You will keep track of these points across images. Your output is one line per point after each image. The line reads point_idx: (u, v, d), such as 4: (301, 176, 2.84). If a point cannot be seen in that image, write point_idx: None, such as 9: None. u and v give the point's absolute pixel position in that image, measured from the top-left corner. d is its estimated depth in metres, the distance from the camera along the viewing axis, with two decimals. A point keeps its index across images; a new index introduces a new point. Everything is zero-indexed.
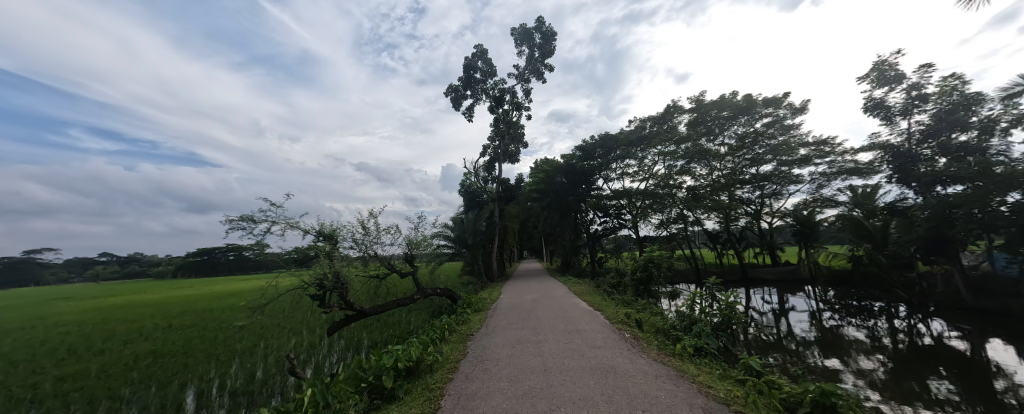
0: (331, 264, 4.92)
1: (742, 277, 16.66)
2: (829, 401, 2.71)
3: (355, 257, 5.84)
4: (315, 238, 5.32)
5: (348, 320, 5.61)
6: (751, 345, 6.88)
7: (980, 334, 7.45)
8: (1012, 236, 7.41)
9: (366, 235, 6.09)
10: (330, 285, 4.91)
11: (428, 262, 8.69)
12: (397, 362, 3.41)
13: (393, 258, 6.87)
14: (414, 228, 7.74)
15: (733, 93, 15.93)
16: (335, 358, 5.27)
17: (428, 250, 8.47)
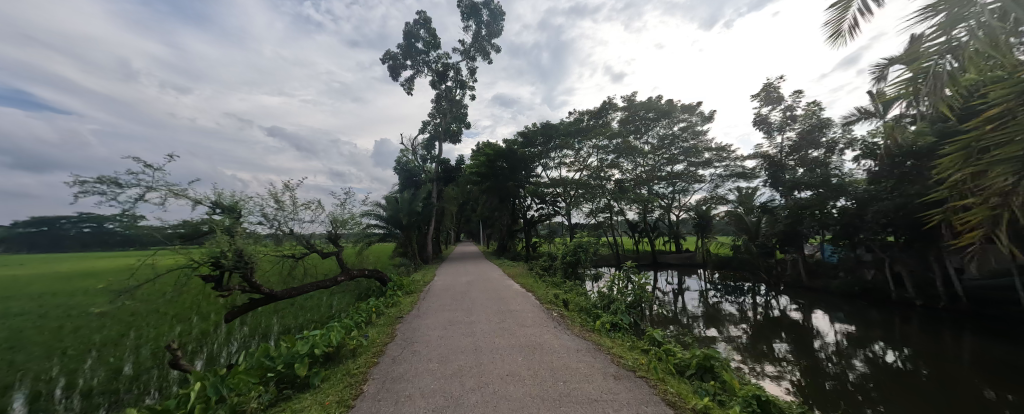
0: (233, 242, 4.34)
1: (652, 261, 18.98)
2: (709, 363, 3.41)
3: (265, 235, 5.26)
4: (210, 210, 4.67)
5: (254, 304, 5.07)
6: (654, 319, 7.99)
7: (809, 306, 9.69)
8: (837, 232, 9.66)
9: (279, 210, 5.50)
10: (230, 265, 4.33)
11: (355, 241, 8.21)
12: (314, 349, 3.22)
13: (313, 236, 6.35)
14: (339, 205, 7.23)
15: (658, 97, 17.57)
16: (236, 346, 4.75)
17: (355, 228, 8.01)
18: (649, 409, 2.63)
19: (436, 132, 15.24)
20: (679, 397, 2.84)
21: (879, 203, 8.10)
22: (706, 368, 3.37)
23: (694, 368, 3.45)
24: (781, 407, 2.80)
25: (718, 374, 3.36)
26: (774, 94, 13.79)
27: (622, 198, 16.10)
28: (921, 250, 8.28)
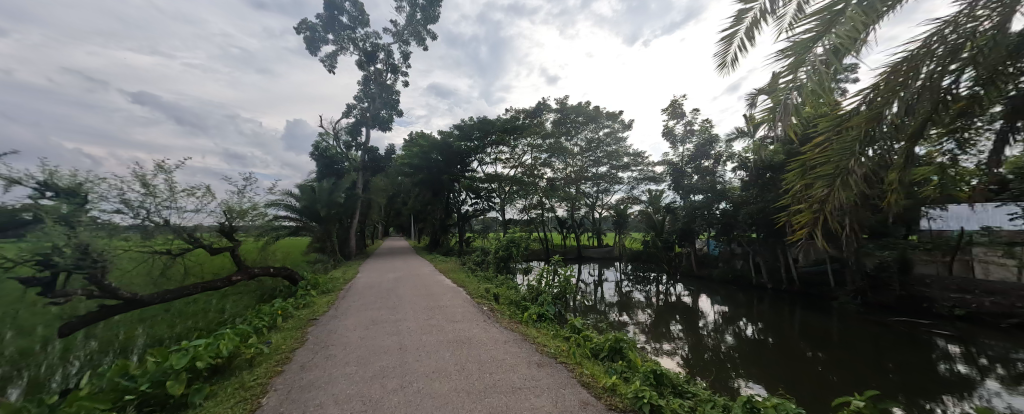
0: (71, 235, 3.40)
1: (577, 255, 20.37)
2: (619, 345, 3.82)
3: (128, 227, 4.32)
4: (35, 195, 3.65)
5: (108, 313, 3.99)
6: (576, 308, 8.65)
7: (699, 292, 11.44)
8: (720, 229, 11.54)
9: (148, 196, 4.58)
10: (68, 265, 3.38)
11: (256, 234, 7.25)
12: (197, 361, 2.76)
13: (198, 228, 5.44)
14: (236, 192, 6.30)
15: (586, 102, 18.80)
16: (76, 369, 3.83)
17: (257, 219, 7.05)
18: (566, 391, 2.86)
19: (363, 117, 14.15)
20: (592, 378, 3.14)
21: (750, 206, 9.89)
22: (615, 350, 3.78)
23: (607, 350, 3.84)
24: (672, 378, 3.30)
25: (624, 355, 3.79)
26: (679, 109, 15.81)
27: (552, 196, 16.91)
28: (777, 245, 10.35)
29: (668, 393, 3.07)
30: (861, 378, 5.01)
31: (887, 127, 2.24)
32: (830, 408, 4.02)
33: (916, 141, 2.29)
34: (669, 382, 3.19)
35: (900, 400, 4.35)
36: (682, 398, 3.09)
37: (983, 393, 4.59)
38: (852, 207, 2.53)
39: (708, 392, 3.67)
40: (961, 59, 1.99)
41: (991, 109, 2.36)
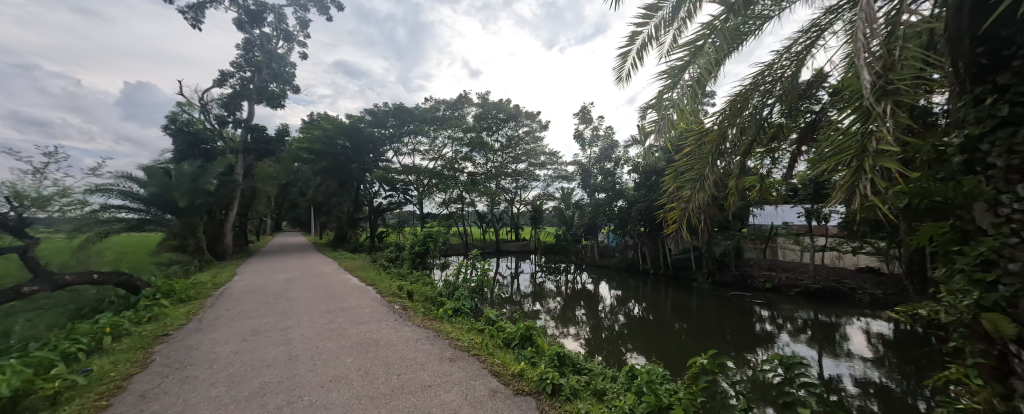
0: None
1: (494, 249, 20.79)
2: (529, 333, 4.02)
3: None
4: None
5: None
6: (494, 301, 8.86)
7: (599, 279, 12.80)
8: (618, 224, 13.06)
9: None
10: None
11: (64, 228, 5.45)
12: None
13: None
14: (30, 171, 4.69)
15: (506, 100, 19.19)
16: None
17: (64, 208, 5.36)
18: (477, 382, 2.92)
19: (241, 88, 11.86)
20: (502, 366, 3.26)
21: (641, 204, 11.42)
22: (525, 337, 3.97)
23: (518, 338, 4.01)
24: (573, 358, 3.63)
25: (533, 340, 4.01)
26: (588, 115, 17.29)
27: (471, 190, 16.88)
28: (660, 237, 12.18)
29: (569, 372, 3.36)
30: (712, 341, 6.26)
31: (723, 144, 2.86)
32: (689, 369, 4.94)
33: (745, 155, 2.97)
34: (570, 362, 3.50)
35: (734, 355, 5.59)
36: (581, 374, 3.43)
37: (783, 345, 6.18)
38: (708, 207, 3.12)
39: (603, 366, 4.14)
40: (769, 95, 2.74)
41: (787, 136, 3.20)
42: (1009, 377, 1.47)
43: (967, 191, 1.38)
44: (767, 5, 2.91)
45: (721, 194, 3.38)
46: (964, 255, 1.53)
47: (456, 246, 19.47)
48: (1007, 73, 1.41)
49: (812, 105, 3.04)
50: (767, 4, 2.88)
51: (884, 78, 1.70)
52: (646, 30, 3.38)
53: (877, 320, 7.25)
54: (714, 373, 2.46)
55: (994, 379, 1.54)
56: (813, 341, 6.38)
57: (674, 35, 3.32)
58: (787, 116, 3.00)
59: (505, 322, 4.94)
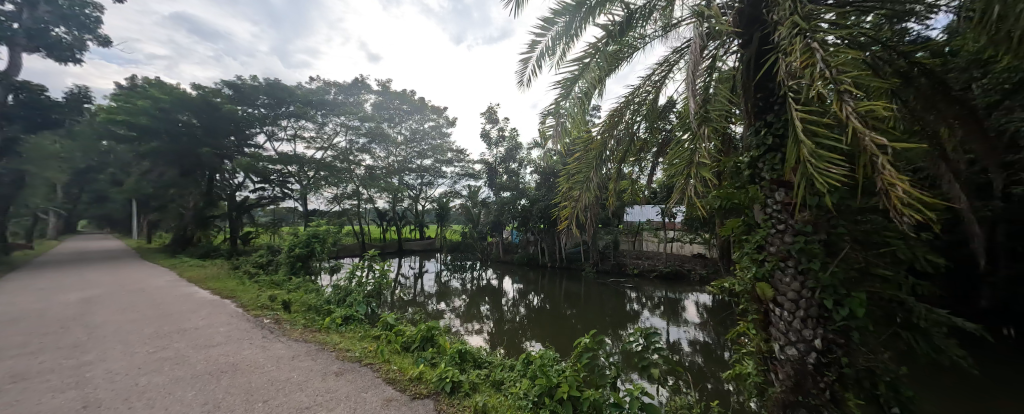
0: None
1: (396, 249, 19.57)
2: (431, 334, 3.92)
3: None
4: None
5: None
6: (394, 304, 8.36)
7: (503, 275, 13.29)
8: (521, 221, 13.77)
9: None
10: None
11: None
12: None
13: None
14: None
15: (410, 91, 18.26)
16: None
17: None
18: (367, 394, 2.70)
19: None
20: (399, 372, 3.09)
21: (541, 203, 12.33)
22: (427, 338, 3.85)
23: (419, 340, 3.87)
24: (474, 353, 3.67)
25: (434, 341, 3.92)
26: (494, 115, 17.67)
27: (371, 186, 15.58)
28: (557, 233, 13.30)
29: (469, 368, 3.37)
30: (594, 322, 7.17)
31: (604, 153, 3.48)
32: (574, 349, 5.54)
33: (619, 163, 3.60)
34: (471, 358, 3.52)
35: (611, 333, 6.52)
36: (480, 367, 3.49)
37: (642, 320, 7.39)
38: (591, 206, 3.54)
39: (502, 357, 4.28)
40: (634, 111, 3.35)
41: (649, 149, 3.91)
42: (768, 326, 2.12)
43: (750, 195, 2.01)
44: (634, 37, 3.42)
45: (602, 194, 3.93)
46: (750, 241, 2.15)
47: (352, 246, 17.73)
48: (771, 114, 2.14)
49: (665, 125, 3.75)
50: (634, 36, 3.41)
51: (704, 108, 2.39)
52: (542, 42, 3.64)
53: (703, 295, 9.49)
54: (594, 349, 2.86)
55: (761, 328, 2.19)
56: (665, 314, 7.90)
57: (564, 49, 3.64)
58: (649, 132, 3.74)
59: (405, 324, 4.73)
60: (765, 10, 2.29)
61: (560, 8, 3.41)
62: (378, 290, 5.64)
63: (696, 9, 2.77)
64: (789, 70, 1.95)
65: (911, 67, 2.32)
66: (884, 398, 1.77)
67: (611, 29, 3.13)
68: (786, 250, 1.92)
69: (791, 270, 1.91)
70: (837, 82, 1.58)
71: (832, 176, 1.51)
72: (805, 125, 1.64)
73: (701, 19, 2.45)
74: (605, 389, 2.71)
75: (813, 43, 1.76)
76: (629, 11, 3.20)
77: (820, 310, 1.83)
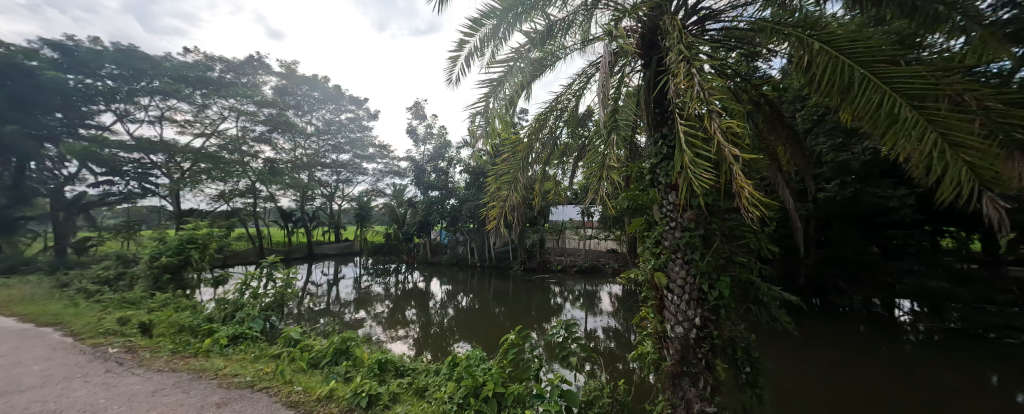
0: None
1: (308, 253, 17.50)
2: (345, 345, 3.57)
3: None
4: None
5: None
6: (301, 315, 7.46)
7: (430, 277, 12.84)
8: (449, 221, 13.49)
9: None
10: None
11: None
12: None
13: None
14: None
15: (325, 78, 16.61)
16: None
17: None
18: None
19: None
20: (304, 392, 2.74)
21: (471, 203, 12.43)
22: (340, 351, 3.49)
23: (331, 353, 3.50)
24: (395, 362, 3.44)
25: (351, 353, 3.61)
26: (421, 110, 17.02)
27: (272, 182, 13.51)
28: (486, 233, 13.35)
29: (391, 378, 3.16)
30: (518, 317, 7.42)
31: (531, 154, 3.59)
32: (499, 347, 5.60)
33: (545, 165, 3.72)
34: (392, 367, 3.30)
35: (536, 327, 6.79)
36: (402, 376, 3.28)
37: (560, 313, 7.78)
38: (518, 206, 3.63)
39: (425, 363, 4.09)
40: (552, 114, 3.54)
41: (571, 153, 4.16)
42: (662, 310, 3.00)
43: (648, 199, 2.92)
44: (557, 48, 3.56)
45: (529, 195, 4.06)
46: (650, 238, 3.03)
47: (247, 252, 15.13)
48: (665, 128, 2.95)
49: (584, 132, 4.04)
50: (557, 46, 3.55)
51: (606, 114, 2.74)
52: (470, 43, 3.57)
53: (615, 285, 10.55)
54: (520, 345, 2.93)
55: (657, 311, 3.06)
56: (584, 305, 8.55)
57: (494, 50, 3.65)
58: (571, 137, 3.99)
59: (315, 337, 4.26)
60: (659, 38, 3.05)
61: (487, 10, 3.37)
62: (282, 301, 4.95)
63: (608, 29, 3.00)
64: (676, 89, 2.55)
65: (759, 97, 3.33)
66: (739, 353, 2.81)
67: (533, 36, 3.27)
68: (676, 245, 2.79)
69: (680, 261, 2.81)
70: (709, 104, 2.18)
71: (704, 178, 2.21)
72: (687, 138, 2.34)
73: (610, 37, 2.88)
74: (530, 381, 2.82)
75: (693, 69, 2.35)
76: (550, 22, 3.32)
77: (698, 293, 2.77)
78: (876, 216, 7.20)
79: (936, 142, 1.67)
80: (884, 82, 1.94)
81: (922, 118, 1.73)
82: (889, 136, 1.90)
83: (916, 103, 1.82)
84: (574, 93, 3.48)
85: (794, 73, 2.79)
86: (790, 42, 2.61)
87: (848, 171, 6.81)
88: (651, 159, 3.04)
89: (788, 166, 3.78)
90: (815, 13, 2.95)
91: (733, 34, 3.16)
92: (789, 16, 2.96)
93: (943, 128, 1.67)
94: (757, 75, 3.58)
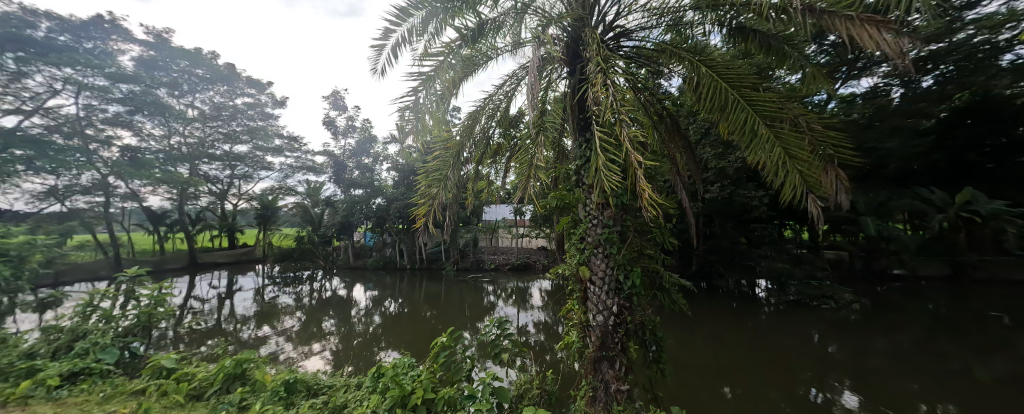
0: None
1: (191, 263, 14.62)
2: (239, 369, 3.05)
3: None
4: None
5: None
6: (181, 339, 6.21)
7: (352, 283, 11.79)
8: (375, 222, 12.61)
9: None
10: None
11: None
12: None
13: None
14: None
15: (214, 55, 14.09)
16: None
17: None
18: None
19: None
20: None
21: (399, 202, 11.90)
22: (233, 377, 2.98)
23: (220, 380, 2.98)
24: (307, 381, 3.08)
25: (250, 376, 3.12)
26: (340, 101, 15.53)
27: (133, 176, 10.29)
28: (415, 233, 12.81)
29: (300, 400, 2.81)
30: (450, 319, 7.29)
31: (463, 153, 3.55)
32: (429, 352, 5.41)
33: (477, 164, 3.70)
34: (303, 387, 2.95)
35: (468, 327, 6.75)
36: (315, 396, 2.94)
37: (494, 312, 7.77)
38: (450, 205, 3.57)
39: (344, 377, 3.74)
40: (481, 114, 3.54)
41: (503, 153, 4.21)
42: (585, 300, 3.25)
43: (573, 197, 3.17)
44: (488, 48, 3.58)
45: (461, 194, 4.02)
46: (575, 233, 3.28)
47: (94, 265, 11.51)
48: (587, 132, 3.23)
49: (516, 133, 4.12)
50: (487, 46, 3.56)
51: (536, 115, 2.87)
52: (397, 32, 3.39)
53: (544, 281, 11.05)
54: (451, 347, 2.88)
55: (581, 302, 3.31)
56: (515, 302, 8.74)
57: (425, 44, 3.52)
58: (503, 137, 4.04)
59: (202, 362, 3.57)
60: (581, 48, 3.30)
61: (416, 1, 3.24)
62: (151, 323, 4.03)
63: (536, 33, 3.12)
64: (595, 97, 2.81)
65: (662, 109, 3.85)
66: (647, 332, 3.19)
67: (464, 33, 3.23)
68: (597, 240, 3.07)
69: (600, 254, 3.09)
70: (620, 114, 2.45)
71: (615, 180, 2.51)
72: (603, 142, 2.62)
73: (539, 42, 3.02)
74: (460, 383, 2.79)
75: (608, 80, 2.61)
76: (481, 21, 3.32)
77: (615, 283, 3.07)
78: (742, 213, 9.02)
79: (779, 154, 2.44)
80: (751, 106, 2.61)
81: (772, 135, 2.48)
82: (752, 147, 2.65)
83: (769, 121, 2.55)
84: (506, 93, 3.56)
85: (688, 89, 3.29)
86: (686, 65, 3.10)
87: (725, 176, 8.34)
88: (575, 161, 3.27)
89: (684, 170, 4.41)
90: (703, 42, 3.51)
91: (642, 52, 3.57)
92: (684, 42, 3.46)
93: (784, 145, 2.45)
94: (662, 90, 4.10)
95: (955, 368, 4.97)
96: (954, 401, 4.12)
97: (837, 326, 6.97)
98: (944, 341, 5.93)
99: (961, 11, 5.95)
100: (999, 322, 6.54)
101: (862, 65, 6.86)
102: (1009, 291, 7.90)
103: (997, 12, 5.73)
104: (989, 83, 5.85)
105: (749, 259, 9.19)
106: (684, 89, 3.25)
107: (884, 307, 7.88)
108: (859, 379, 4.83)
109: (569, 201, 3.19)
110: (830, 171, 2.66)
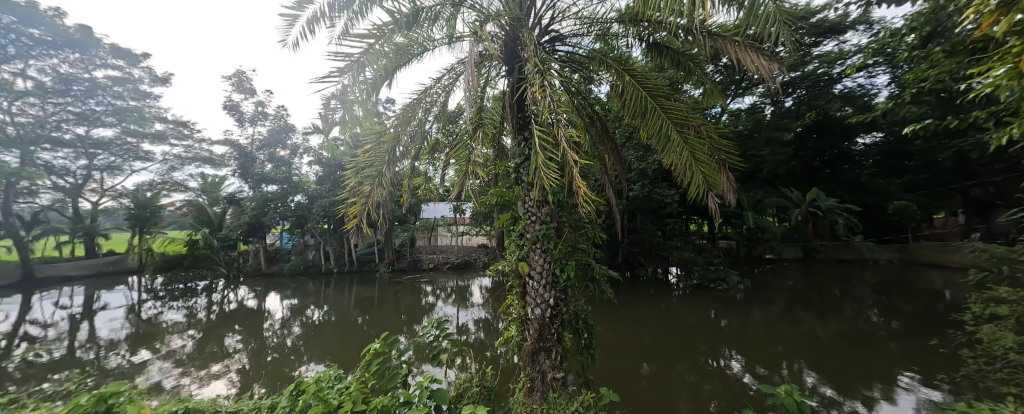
0: None
1: (27, 279, 11.33)
2: (102, 407, 1.92)
3: None
4: None
5: None
6: (12, 377, 4.76)
7: (265, 292, 10.38)
8: (294, 222, 11.29)
9: None
10: None
11: None
12: None
13: None
14: None
15: (59, 11, 11.06)
16: None
17: None
18: None
19: None
20: None
21: (322, 200, 10.98)
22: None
23: None
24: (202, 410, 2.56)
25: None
26: (246, 83, 13.44)
27: None
28: (344, 233, 11.78)
29: None
30: (384, 324, 6.84)
31: (397, 147, 3.33)
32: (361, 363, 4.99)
33: (413, 158, 3.52)
34: None
35: (406, 331, 6.46)
36: None
37: (431, 314, 7.49)
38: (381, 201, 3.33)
39: (252, 400, 3.21)
40: (415, 108, 3.36)
41: (441, 150, 4.12)
42: (524, 294, 3.31)
43: (511, 196, 3.20)
44: (424, 39, 3.43)
45: (396, 190, 3.78)
46: (513, 229, 3.33)
47: None
48: (526, 132, 3.30)
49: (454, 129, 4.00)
50: (423, 36, 3.39)
51: (474, 111, 2.82)
52: (315, 6, 3.05)
53: (485, 278, 11.05)
54: (386, 353, 2.69)
55: (520, 297, 3.36)
56: (454, 301, 8.54)
57: (348, 23, 3.21)
58: (441, 133, 3.93)
59: (41, 405, 2.61)
60: (519, 48, 3.34)
61: None
62: None
63: (474, 29, 3.07)
64: (532, 96, 2.87)
65: (592, 112, 4.09)
66: (578, 322, 3.38)
67: (394, 18, 3.02)
68: (536, 236, 3.15)
69: (538, 250, 3.18)
70: (557, 114, 2.55)
71: (551, 177, 2.60)
72: (540, 138, 2.69)
73: (477, 39, 2.98)
74: (395, 391, 2.62)
75: (545, 81, 2.71)
76: (415, 8, 3.15)
77: (552, 276, 3.23)
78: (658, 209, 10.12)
79: (687, 157, 2.81)
80: (667, 114, 2.90)
81: (682, 140, 2.82)
82: (666, 150, 2.98)
83: (680, 128, 2.88)
84: (442, 87, 3.43)
85: (613, 95, 3.56)
86: (614, 73, 3.35)
87: (645, 176, 9.25)
88: (515, 159, 3.31)
89: (611, 170, 4.75)
90: (627, 52, 3.82)
91: (575, 58, 3.74)
92: (612, 52, 3.71)
93: (692, 150, 2.82)
94: (592, 95, 4.36)
95: (807, 331, 6.23)
96: (804, 358, 5.18)
97: (729, 304, 8.24)
98: (799, 310, 7.42)
99: (811, 48, 7.48)
100: (833, 293, 8.42)
101: (746, 85, 8.20)
102: (838, 268, 10.25)
103: (833, 50, 7.32)
104: (828, 106, 7.47)
105: (662, 250, 10.38)
106: (612, 94, 3.49)
107: (761, 286, 9.56)
108: (744, 347, 5.77)
109: (507, 199, 3.21)
110: (725, 174, 3.13)
